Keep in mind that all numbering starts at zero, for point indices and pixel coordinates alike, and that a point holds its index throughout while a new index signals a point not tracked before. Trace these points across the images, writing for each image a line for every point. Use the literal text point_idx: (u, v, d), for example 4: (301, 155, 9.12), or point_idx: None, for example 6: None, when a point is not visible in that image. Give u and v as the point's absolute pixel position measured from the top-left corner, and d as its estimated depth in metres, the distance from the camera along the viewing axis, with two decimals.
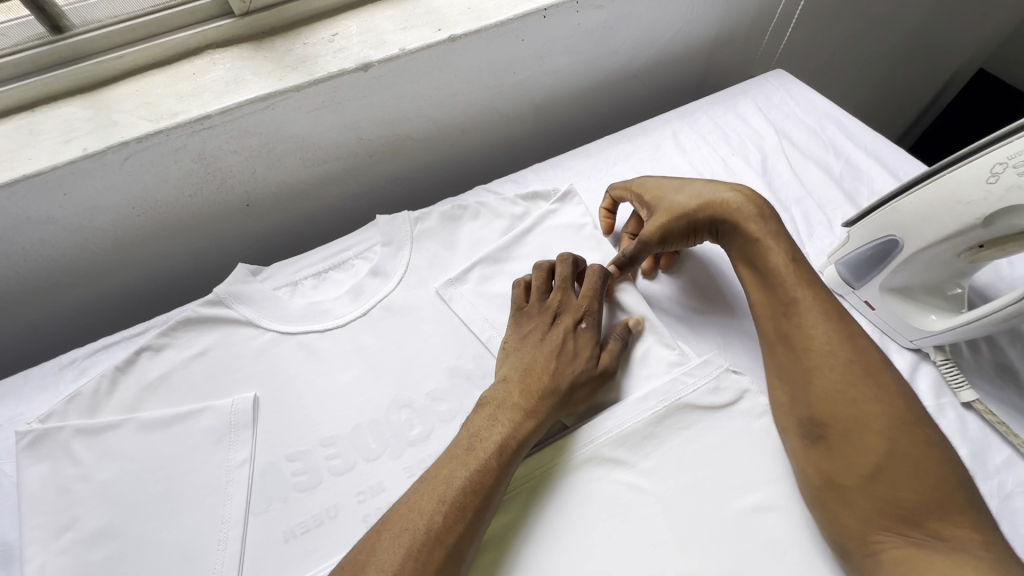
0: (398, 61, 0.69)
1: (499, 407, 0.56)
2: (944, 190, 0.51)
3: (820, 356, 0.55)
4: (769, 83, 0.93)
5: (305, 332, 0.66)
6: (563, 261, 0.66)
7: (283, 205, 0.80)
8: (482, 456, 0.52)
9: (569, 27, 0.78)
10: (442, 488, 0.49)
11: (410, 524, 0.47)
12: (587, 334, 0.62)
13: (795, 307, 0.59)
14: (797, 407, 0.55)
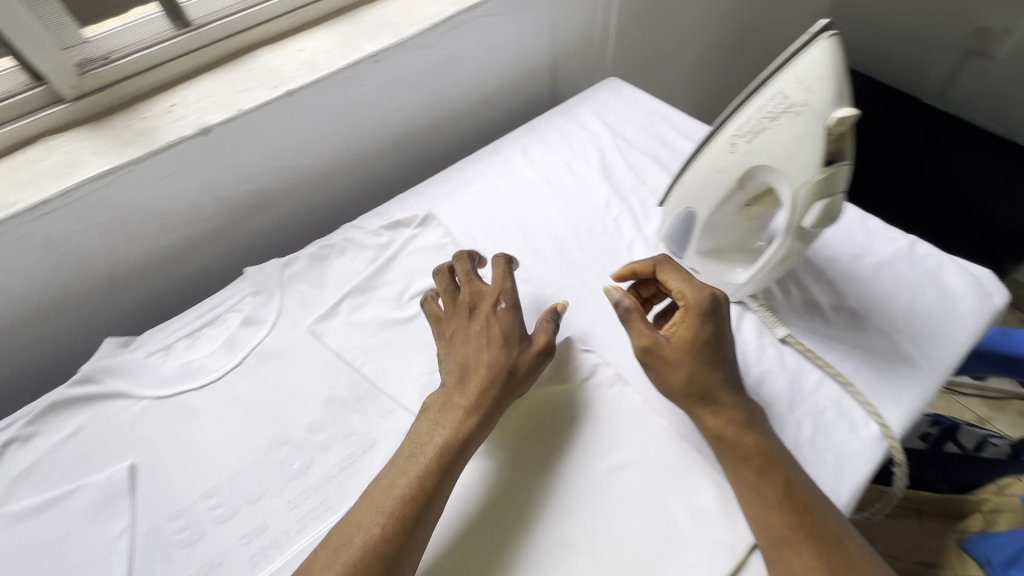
0: (237, 121, 0.73)
1: (440, 411, 0.59)
2: (710, 162, 0.59)
3: (806, 531, 0.51)
4: (603, 91, 1.03)
5: (180, 392, 0.67)
6: (461, 259, 0.70)
7: (151, 274, 0.81)
8: (421, 463, 0.55)
9: (404, 66, 0.85)
10: (381, 498, 0.53)
11: (347, 539, 0.51)
12: (497, 324, 0.64)
13: (769, 476, 0.54)
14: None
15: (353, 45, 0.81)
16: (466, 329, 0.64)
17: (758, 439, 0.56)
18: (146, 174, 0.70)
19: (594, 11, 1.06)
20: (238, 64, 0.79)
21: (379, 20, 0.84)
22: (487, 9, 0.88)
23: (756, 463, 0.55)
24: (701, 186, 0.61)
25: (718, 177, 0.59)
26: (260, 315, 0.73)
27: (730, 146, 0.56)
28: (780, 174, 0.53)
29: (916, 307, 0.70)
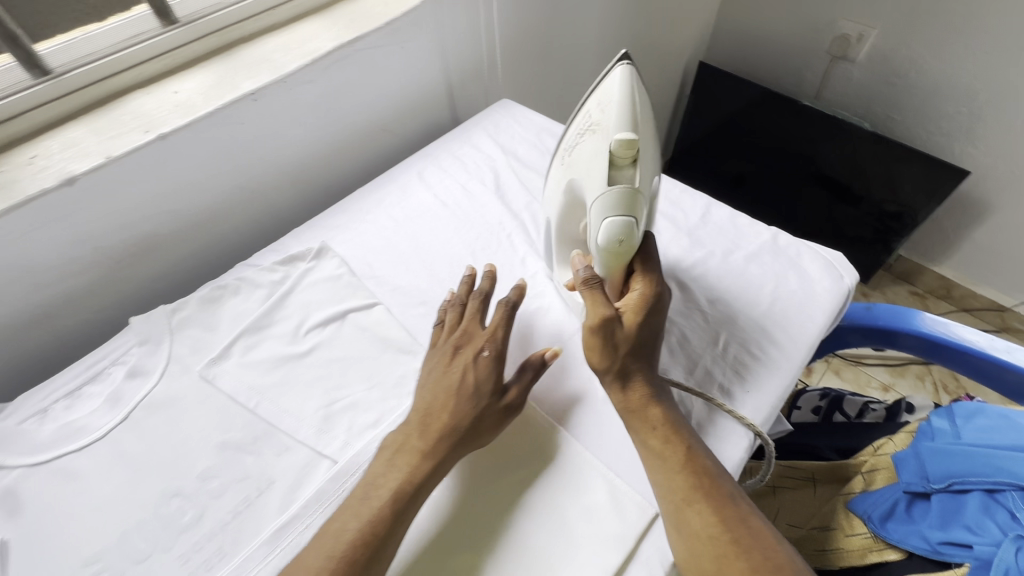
0: (107, 168, 0.71)
1: (396, 451, 0.59)
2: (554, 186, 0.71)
3: (712, 498, 0.55)
4: (496, 113, 1.07)
5: (58, 456, 0.64)
6: (484, 280, 0.72)
7: (26, 334, 0.76)
8: (388, 494, 0.56)
9: (289, 101, 0.85)
10: (358, 515, 0.55)
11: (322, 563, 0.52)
12: (487, 365, 0.64)
13: (686, 451, 0.58)
14: (694, 552, 0.52)
15: (231, 84, 0.81)
16: (489, 364, 0.65)
17: (670, 412, 0.61)
18: (7, 230, 0.67)
19: (481, 39, 1.10)
20: (108, 110, 0.77)
21: (259, 58, 0.85)
22: (369, 42, 0.90)
23: (676, 438, 0.59)
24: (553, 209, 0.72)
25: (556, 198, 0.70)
26: (147, 365, 0.71)
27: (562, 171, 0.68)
28: (584, 183, 0.64)
29: (780, 293, 0.77)
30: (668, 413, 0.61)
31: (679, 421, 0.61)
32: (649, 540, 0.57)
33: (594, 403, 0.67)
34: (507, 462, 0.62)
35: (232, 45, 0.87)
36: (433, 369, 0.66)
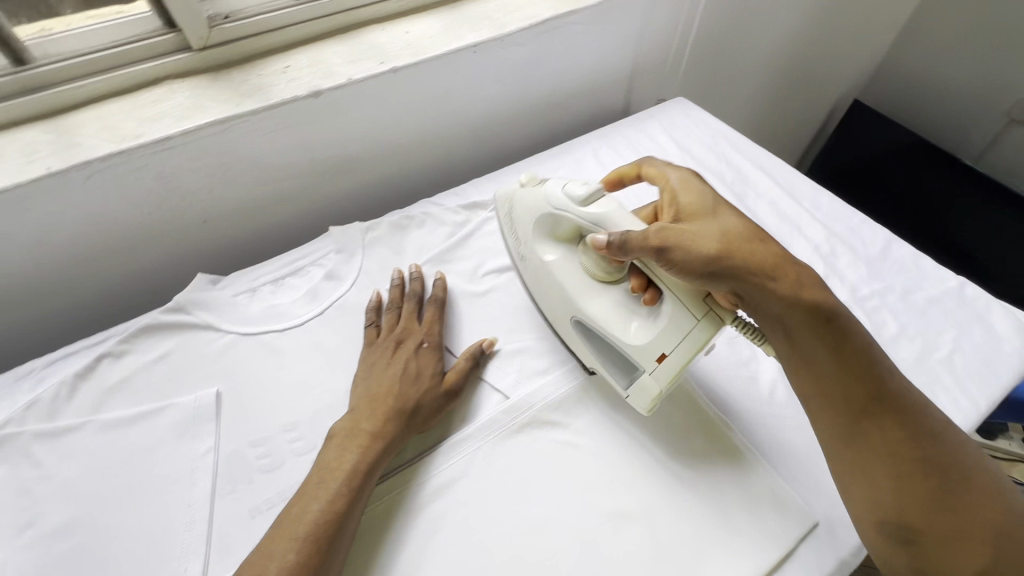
0: (346, 89, 0.78)
1: (348, 437, 0.60)
2: (538, 271, 0.72)
3: (913, 458, 0.49)
4: (672, 109, 1.08)
5: (264, 333, 0.71)
6: (415, 280, 0.76)
7: (238, 222, 0.85)
8: (343, 465, 0.58)
9: (498, 59, 0.90)
10: (331, 472, 0.57)
11: (302, 513, 0.54)
12: (428, 355, 0.68)
13: (874, 398, 0.51)
14: (880, 508, 0.50)
15: (456, 34, 0.86)
16: (412, 354, 0.68)
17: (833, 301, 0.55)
18: (259, 126, 0.75)
19: (670, 34, 1.11)
20: (348, 38, 0.84)
21: (481, 15, 0.90)
22: (580, 17, 0.93)
23: (858, 383, 0.52)
24: (547, 301, 0.71)
25: (569, 262, 0.70)
26: (342, 271, 0.78)
27: (539, 247, 0.71)
28: (541, 208, 0.70)
29: (966, 341, 0.73)
30: (823, 347, 0.53)
31: (870, 362, 0.53)
32: (810, 545, 0.57)
33: (759, 406, 0.68)
34: (670, 438, 0.64)
35: None
36: (369, 357, 0.68)
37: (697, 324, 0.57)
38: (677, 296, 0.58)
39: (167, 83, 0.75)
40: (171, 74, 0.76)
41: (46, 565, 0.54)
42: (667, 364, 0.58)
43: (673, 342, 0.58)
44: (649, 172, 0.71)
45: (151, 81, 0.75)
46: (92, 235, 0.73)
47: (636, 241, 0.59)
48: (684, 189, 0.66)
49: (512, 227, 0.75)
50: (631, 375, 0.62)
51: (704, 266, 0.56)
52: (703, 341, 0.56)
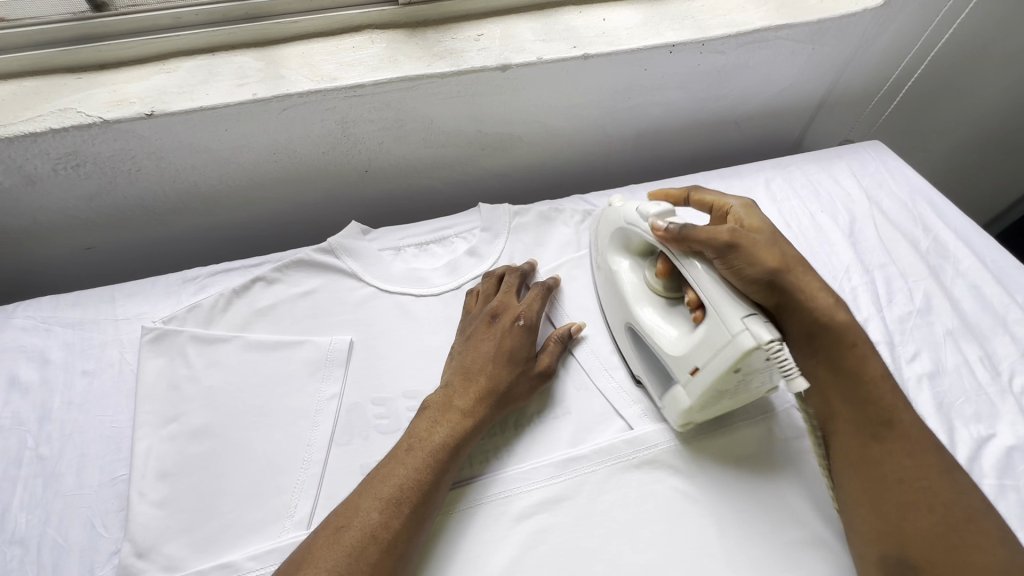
0: (533, 68, 0.76)
1: (441, 410, 0.57)
2: (607, 280, 0.70)
3: (919, 490, 0.51)
4: (866, 152, 0.94)
5: (401, 294, 0.72)
6: (527, 265, 0.72)
7: (394, 177, 0.86)
8: (434, 438, 0.55)
9: (691, 63, 0.83)
10: (421, 443, 0.54)
11: (390, 477, 0.51)
12: (523, 337, 0.64)
13: (886, 428, 0.55)
14: (882, 539, 0.51)
15: (655, 30, 0.80)
16: (503, 326, 0.64)
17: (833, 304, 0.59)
18: (442, 89, 0.75)
19: (883, 67, 0.98)
20: (543, 16, 0.81)
21: (684, 12, 0.83)
22: (792, 32, 0.83)
23: (874, 410, 0.55)
24: (611, 305, 0.69)
25: (634, 275, 0.66)
26: (483, 251, 0.76)
27: (610, 258, 0.69)
28: (615, 221, 0.68)
29: None
30: (846, 370, 0.58)
31: (890, 397, 0.56)
32: None
33: None
34: (809, 526, 0.57)
35: None
36: (467, 329, 0.66)
37: (732, 340, 0.52)
38: (718, 309, 0.54)
39: (367, 31, 0.76)
40: (371, 24, 0.77)
41: (181, 462, 0.57)
42: (700, 379, 0.55)
43: (708, 356, 0.54)
44: (705, 198, 0.67)
45: (353, 28, 0.77)
46: (269, 162, 0.77)
47: (698, 236, 0.57)
48: (748, 211, 0.63)
49: (597, 242, 0.73)
50: (669, 385, 0.60)
51: (765, 276, 0.57)
52: (737, 357, 0.51)
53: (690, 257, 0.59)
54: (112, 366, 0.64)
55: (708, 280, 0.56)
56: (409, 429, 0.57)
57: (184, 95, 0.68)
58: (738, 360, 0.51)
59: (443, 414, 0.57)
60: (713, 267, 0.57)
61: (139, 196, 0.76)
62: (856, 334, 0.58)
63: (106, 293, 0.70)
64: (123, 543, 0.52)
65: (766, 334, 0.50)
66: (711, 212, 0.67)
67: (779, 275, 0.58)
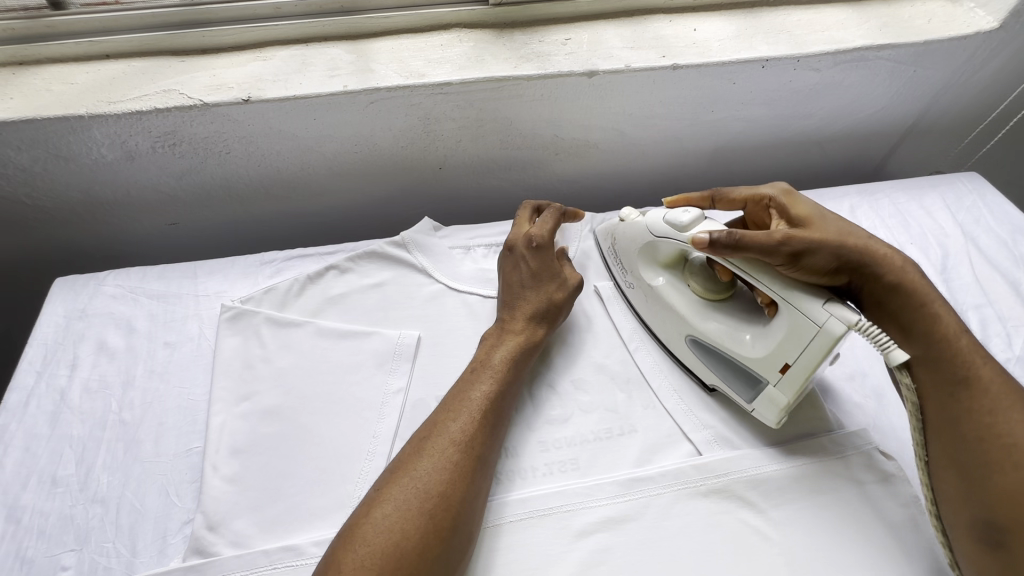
0: (619, 75, 0.74)
1: (478, 370, 0.58)
2: (647, 296, 0.68)
3: (1001, 449, 0.50)
4: (962, 183, 0.88)
5: (470, 293, 0.71)
6: (525, 210, 0.74)
7: (466, 176, 0.86)
8: (474, 396, 0.55)
9: (783, 78, 0.80)
10: (460, 402, 0.54)
11: (432, 438, 0.51)
12: (531, 285, 0.65)
13: (965, 386, 0.53)
14: (970, 509, 0.49)
15: (748, 43, 0.77)
16: (549, 287, 0.65)
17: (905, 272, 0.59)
18: (527, 92, 0.74)
19: (988, 95, 0.91)
20: (631, 23, 0.80)
21: (780, 26, 0.80)
22: (894, 52, 0.79)
23: (949, 370, 0.54)
24: (660, 321, 0.67)
25: (675, 288, 0.65)
26: None
27: (644, 273, 0.67)
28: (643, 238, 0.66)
29: None
30: (919, 333, 0.56)
31: (966, 350, 0.55)
32: None
33: None
34: None
35: (757, 3, 0.83)
36: (500, 297, 0.66)
37: (822, 329, 0.51)
38: (794, 302, 0.53)
39: (456, 30, 0.77)
40: (460, 23, 0.77)
41: (251, 441, 0.58)
42: (793, 374, 0.55)
43: (797, 348, 0.54)
44: (735, 196, 0.67)
45: (442, 26, 0.77)
46: (350, 153, 0.78)
47: (750, 246, 0.55)
48: (790, 199, 0.63)
49: (620, 262, 0.71)
50: (754, 388, 0.58)
51: (832, 260, 0.58)
52: (831, 343, 0.51)
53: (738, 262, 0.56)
54: (191, 340, 0.66)
55: (779, 283, 0.54)
56: (450, 389, 0.58)
57: (279, 83, 0.70)
58: (831, 346, 0.51)
59: (480, 373, 0.57)
60: (779, 270, 0.56)
61: (224, 177, 0.78)
62: (923, 291, 0.58)
63: (188, 269, 0.73)
64: (196, 514, 0.54)
65: (852, 314, 0.51)
66: (745, 207, 0.67)
67: (843, 256, 0.58)
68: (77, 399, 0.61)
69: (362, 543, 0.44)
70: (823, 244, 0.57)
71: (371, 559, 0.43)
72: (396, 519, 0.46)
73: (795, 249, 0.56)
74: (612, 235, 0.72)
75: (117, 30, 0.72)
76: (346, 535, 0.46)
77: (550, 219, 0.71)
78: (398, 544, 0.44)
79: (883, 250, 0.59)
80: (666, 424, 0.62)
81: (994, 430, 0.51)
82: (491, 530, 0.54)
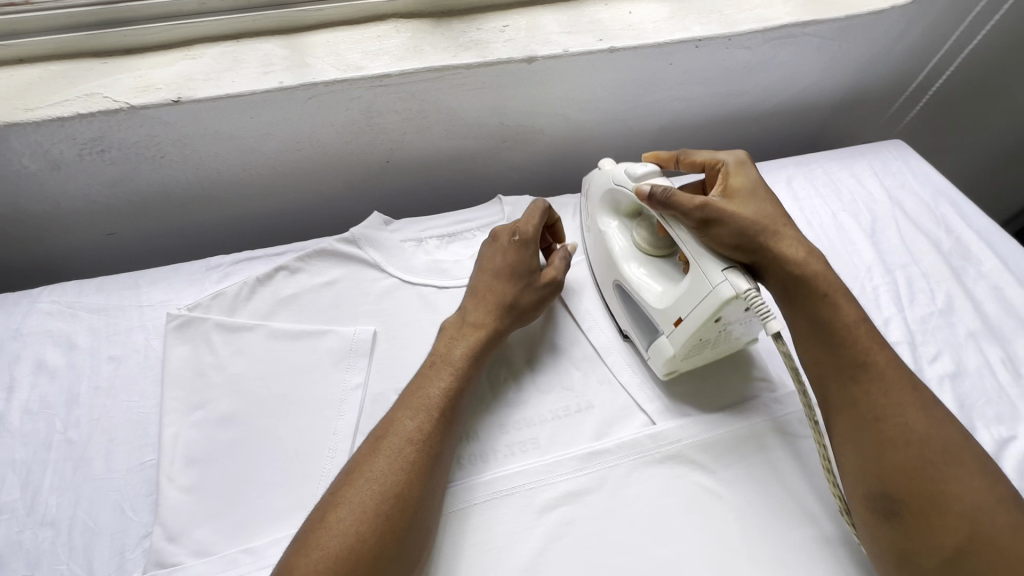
0: (559, 60, 0.75)
1: (437, 367, 0.58)
2: (595, 238, 0.71)
3: (898, 426, 0.52)
4: (889, 151, 0.93)
5: (425, 285, 0.71)
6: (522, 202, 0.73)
7: (414, 168, 0.86)
8: (430, 399, 0.55)
9: (716, 57, 0.82)
10: (419, 400, 0.54)
11: (387, 441, 0.51)
12: (504, 282, 0.65)
13: (862, 368, 0.55)
14: (869, 478, 0.51)
15: (682, 24, 0.79)
16: (524, 283, 0.65)
17: (820, 273, 0.58)
18: (467, 81, 0.74)
19: (908, 65, 0.97)
20: (567, 7, 0.81)
21: (711, 7, 0.82)
22: (818, 28, 0.83)
23: (849, 351, 0.55)
24: (599, 263, 0.71)
25: (622, 236, 0.68)
26: None
27: (598, 217, 0.70)
28: (609, 186, 0.68)
29: None
30: (821, 318, 0.57)
31: (865, 340, 0.56)
32: None
33: None
34: (836, 521, 0.56)
35: None
36: (471, 284, 0.67)
37: (713, 290, 0.54)
38: (699, 264, 0.56)
39: (393, 20, 0.76)
40: (396, 14, 0.76)
41: (207, 448, 0.57)
42: (683, 329, 0.58)
43: (690, 305, 0.57)
44: (696, 158, 0.67)
45: (379, 18, 0.76)
46: (291, 151, 0.77)
47: (676, 204, 0.58)
48: (738, 169, 0.64)
49: (587, 216, 0.74)
50: (653, 336, 0.63)
51: (738, 236, 0.57)
52: (716, 307, 0.54)
53: (671, 220, 0.60)
54: (137, 352, 0.64)
55: (693, 245, 0.57)
56: (410, 384, 0.58)
57: (211, 82, 0.68)
58: (717, 309, 0.54)
59: (438, 374, 0.57)
60: (693, 234, 0.58)
61: (162, 183, 0.75)
62: (833, 287, 0.58)
63: (129, 279, 0.71)
64: (154, 527, 0.53)
65: (743, 284, 0.53)
66: (704, 171, 0.67)
67: (755, 236, 0.58)
68: (16, 422, 0.59)
69: (317, 547, 0.45)
70: (733, 216, 0.57)
71: (326, 564, 0.44)
72: (352, 523, 0.46)
73: (711, 215, 0.57)
74: (586, 187, 0.74)
75: (30, 32, 0.68)
76: (304, 539, 0.46)
77: (539, 203, 0.70)
78: (354, 547, 0.45)
79: (791, 241, 0.59)
80: (622, 397, 0.64)
81: (891, 409, 0.52)
82: (457, 514, 0.55)
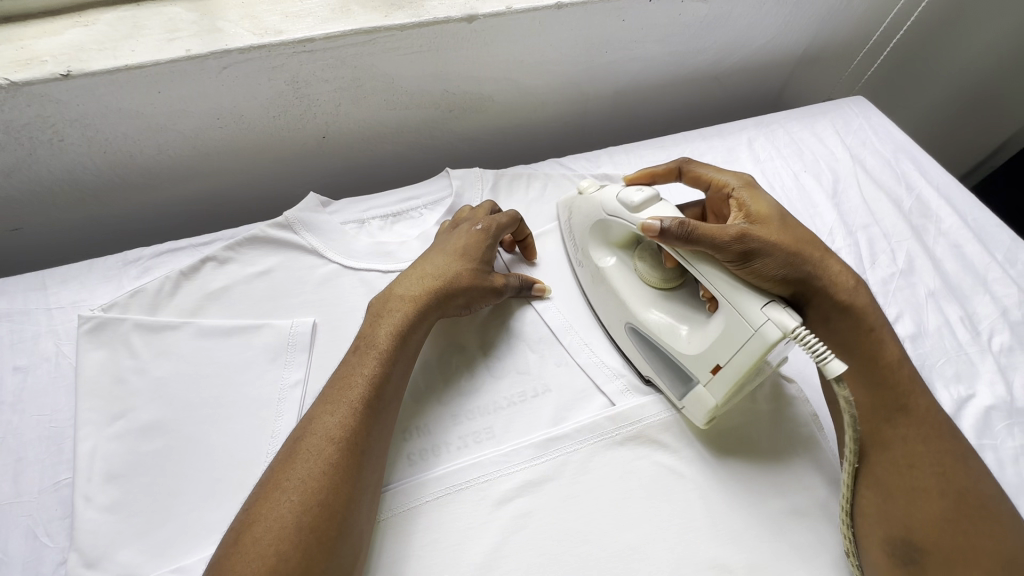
0: (501, 18, 0.69)
1: (363, 353, 0.53)
2: (594, 279, 0.65)
3: (932, 476, 0.50)
4: (850, 108, 0.91)
5: (368, 270, 0.66)
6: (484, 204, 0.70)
7: (354, 144, 0.79)
8: (355, 390, 0.50)
9: (672, 11, 0.77)
10: (343, 393, 0.50)
11: (307, 443, 0.47)
12: (446, 265, 0.60)
13: (903, 413, 0.53)
14: (890, 524, 0.49)
15: None
16: (476, 268, 0.61)
17: (866, 299, 0.57)
18: (402, 45, 0.68)
19: (869, 17, 0.93)
20: None
21: None
22: None
23: (890, 394, 0.54)
24: (604, 306, 0.64)
25: (625, 273, 0.62)
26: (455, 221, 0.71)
27: (593, 253, 0.65)
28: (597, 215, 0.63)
29: None
30: (862, 354, 0.55)
31: (907, 382, 0.54)
32: None
33: None
34: (798, 493, 0.55)
35: None
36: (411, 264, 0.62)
37: (756, 333, 0.49)
38: (733, 300, 0.51)
39: None
40: None
41: (130, 462, 0.52)
42: (722, 375, 0.52)
43: (729, 351, 0.51)
44: (702, 173, 0.63)
45: None
46: (212, 128, 0.69)
47: (698, 237, 0.52)
48: (752, 193, 0.59)
49: (578, 252, 0.68)
50: (686, 383, 0.56)
51: (781, 268, 0.54)
52: (762, 350, 0.49)
53: (682, 253, 0.54)
54: (47, 361, 0.58)
55: (722, 280, 0.52)
56: (332, 375, 0.53)
57: (106, 52, 0.60)
58: (765, 352, 0.49)
59: (363, 359, 0.52)
60: (727, 268, 0.53)
61: (66, 169, 0.68)
62: (875, 318, 0.57)
63: (36, 280, 0.64)
64: (71, 553, 0.48)
65: (790, 321, 0.47)
66: (707, 190, 0.63)
67: (797, 267, 0.55)
68: None
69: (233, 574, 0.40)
70: (775, 247, 0.54)
71: None
72: (270, 543, 0.42)
73: (746, 248, 0.53)
74: (571, 214, 0.69)
75: None
76: (221, 563, 0.42)
77: (484, 204, 0.68)
78: (275, 567, 0.41)
79: (843, 273, 0.58)
80: (581, 378, 0.62)
81: (922, 456, 0.51)
82: (407, 513, 0.52)
